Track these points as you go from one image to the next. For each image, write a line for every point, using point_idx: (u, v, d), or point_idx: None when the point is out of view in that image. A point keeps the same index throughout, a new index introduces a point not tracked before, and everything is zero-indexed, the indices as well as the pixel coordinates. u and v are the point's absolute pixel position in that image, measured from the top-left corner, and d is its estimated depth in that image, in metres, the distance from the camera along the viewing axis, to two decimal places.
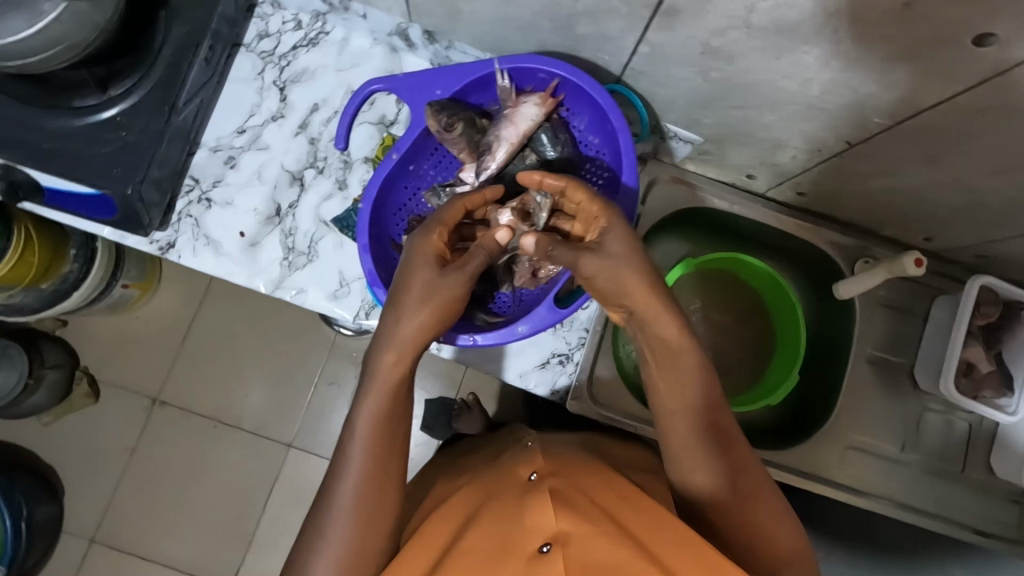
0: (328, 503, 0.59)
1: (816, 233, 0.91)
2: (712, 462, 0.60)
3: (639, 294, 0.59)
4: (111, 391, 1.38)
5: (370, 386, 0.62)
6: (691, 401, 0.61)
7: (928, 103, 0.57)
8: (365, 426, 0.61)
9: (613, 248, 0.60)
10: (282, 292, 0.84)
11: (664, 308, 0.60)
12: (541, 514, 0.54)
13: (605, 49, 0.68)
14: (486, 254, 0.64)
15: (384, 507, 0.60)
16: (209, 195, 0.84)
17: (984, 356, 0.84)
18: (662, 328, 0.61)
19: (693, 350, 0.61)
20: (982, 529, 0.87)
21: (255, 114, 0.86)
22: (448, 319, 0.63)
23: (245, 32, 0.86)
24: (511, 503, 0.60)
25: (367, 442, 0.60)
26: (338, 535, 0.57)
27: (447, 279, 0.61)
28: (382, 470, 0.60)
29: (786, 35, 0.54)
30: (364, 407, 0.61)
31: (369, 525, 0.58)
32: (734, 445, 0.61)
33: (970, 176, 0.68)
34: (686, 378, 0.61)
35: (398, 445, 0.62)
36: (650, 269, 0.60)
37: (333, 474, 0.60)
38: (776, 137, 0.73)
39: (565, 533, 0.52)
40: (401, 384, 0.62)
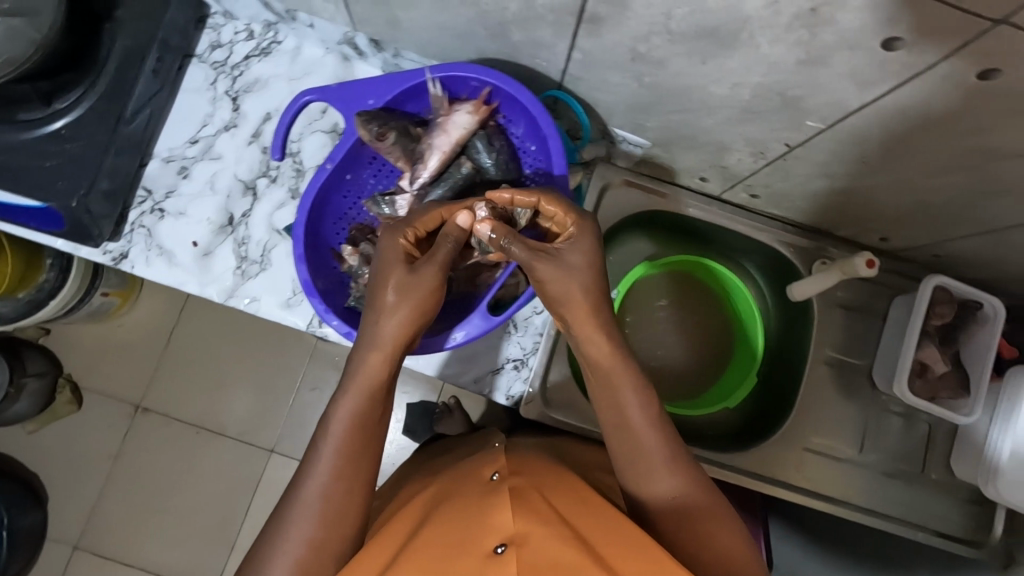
0: (291, 498, 0.57)
1: (776, 233, 0.91)
2: (660, 475, 0.59)
3: (579, 309, 0.61)
4: (93, 398, 1.39)
5: (348, 382, 0.61)
6: (631, 419, 0.61)
7: (854, 106, 0.57)
8: (342, 421, 0.59)
9: (569, 260, 0.61)
10: (236, 301, 0.84)
11: (597, 326, 0.62)
12: (501, 514, 0.53)
13: (541, 56, 0.68)
14: (452, 243, 0.63)
15: (352, 504, 0.57)
16: (162, 205, 0.84)
17: (938, 357, 0.84)
18: (595, 347, 0.62)
19: (627, 368, 0.62)
20: (944, 532, 0.87)
21: (207, 124, 0.86)
22: (426, 316, 0.63)
23: (197, 43, 0.86)
24: (469, 500, 0.58)
25: (342, 439, 0.58)
26: (301, 533, 0.54)
27: (422, 273, 0.61)
28: (355, 466, 0.58)
29: (705, 40, 0.54)
30: (341, 403, 0.60)
31: (336, 520, 0.56)
32: (681, 458, 0.60)
33: (910, 177, 0.67)
34: (621, 397, 0.61)
35: (375, 443, 0.61)
36: (597, 287, 0.62)
37: (304, 468, 0.58)
38: (720, 141, 0.73)
39: (521, 534, 0.50)
40: (381, 382, 0.61)
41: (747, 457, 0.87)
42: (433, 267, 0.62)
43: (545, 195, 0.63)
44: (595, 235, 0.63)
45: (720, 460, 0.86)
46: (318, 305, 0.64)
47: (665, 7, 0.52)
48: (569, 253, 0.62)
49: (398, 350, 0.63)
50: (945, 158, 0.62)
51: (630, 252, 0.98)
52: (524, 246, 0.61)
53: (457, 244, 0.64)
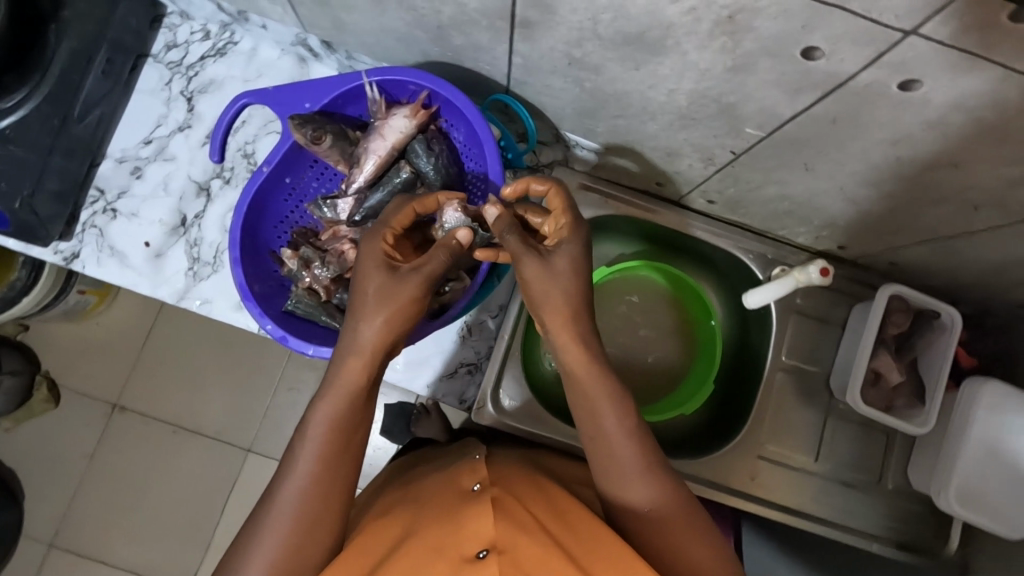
0: (268, 502, 0.57)
1: (738, 238, 0.90)
2: (636, 484, 0.58)
3: (556, 317, 0.60)
4: (70, 396, 1.39)
5: (328, 388, 0.60)
6: (608, 429, 0.59)
7: (788, 114, 0.57)
8: (320, 427, 0.58)
9: (559, 265, 0.60)
10: (187, 303, 0.84)
11: (575, 334, 0.61)
12: (482, 520, 0.54)
13: (484, 60, 0.68)
14: (446, 255, 0.61)
15: (330, 506, 0.57)
16: (114, 206, 0.84)
17: (893, 366, 0.83)
18: (567, 352, 0.61)
19: (601, 376, 0.60)
20: (903, 543, 0.86)
21: (161, 124, 0.86)
22: (409, 322, 0.61)
23: (153, 43, 0.86)
24: (449, 506, 0.59)
25: (319, 443, 0.58)
26: (275, 537, 0.54)
27: (404, 282, 0.59)
28: (332, 472, 0.58)
29: (634, 46, 0.54)
30: (319, 409, 0.59)
31: (314, 526, 0.56)
32: (658, 466, 0.59)
33: (856, 185, 0.67)
34: (596, 408, 0.59)
35: (355, 445, 0.60)
36: (583, 294, 0.61)
37: (284, 472, 0.58)
38: (669, 147, 0.73)
39: (503, 540, 0.52)
40: (361, 389, 0.60)
41: (704, 464, 0.86)
42: (418, 279, 0.59)
43: (555, 185, 0.62)
44: (586, 237, 0.62)
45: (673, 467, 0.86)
46: (252, 308, 0.64)
47: (590, 12, 0.51)
48: (560, 256, 0.61)
49: (380, 356, 0.61)
50: (884, 168, 0.62)
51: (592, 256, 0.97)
52: (519, 236, 0.61)
53: (450, 257, 0.61)
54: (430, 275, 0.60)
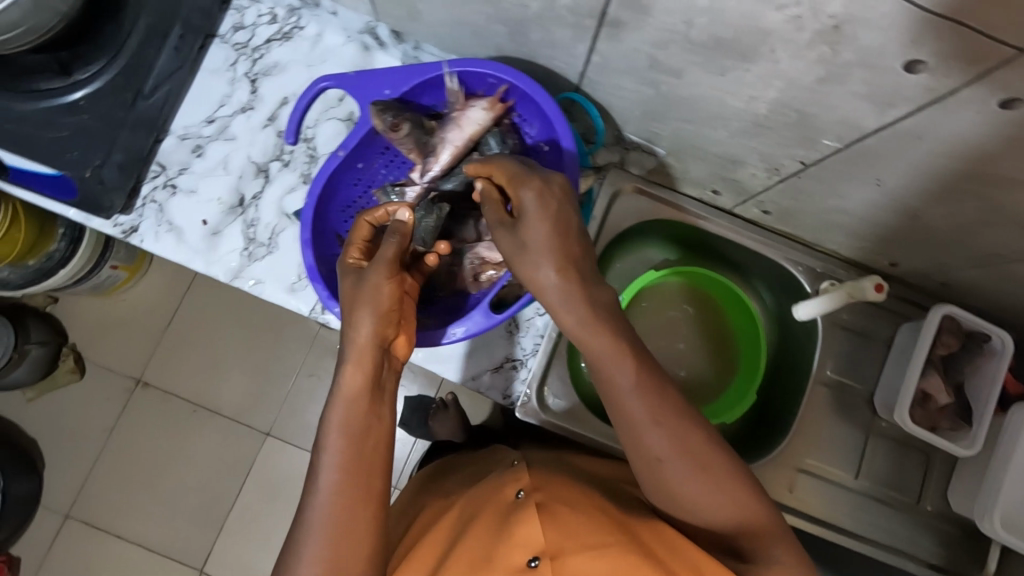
0: (300, 518, 0.56)
1: (790, 250, 0.90)
2: (654, 440, 0.56)
3: (542, 279, 0.57)
4: (96, 369, 1.40)
5: (334, 396, 0.60)
6: (614, 385, 0.57)
7: (871, 127, 0.57)
8: (337, 436, 0.58)
9: (530, 229, 0.58)
10: (241, 283, 0.84)
11: (568, 288, 0.57)
12: (530, 528, 0.56)
13: (559, 57, 0.68)
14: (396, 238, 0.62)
15: (364, 508, 0.57)
16: (174, 181, 0.85)
17: (942, 388, 0.83)
18: (563, 314, 0.58)
19: (598, 334, 0.57)
20: (937, 565, 0.86)
21: (225, 104, 0.87)
22: (393, 308, 0.61)
23: (221, 24, 0.87)
24: (493, 520, 0.61)
25: (339, 452, 0.57)
26: (314, 550, 0.54)
27: (367, 280, 0.61)
28: (360, 477, 0.57)
29: (724, 52, 0.54)
30: (331, 418, 0.59)
31: (349, 533, 0.56)
32: (671, 412, 0.57)
33: (922, 202, 0.67)
34: (600, 369, 0.58)
35: (377, 446, 0.59)
36: (560, 247, 0.57)
37: (310, 487, 0.57)
38: (733, 154, 0.73)
39: (553, 546, 0.55)
40: (365, 389, 0.60)
41: None
42: (377, 269, 0.62)
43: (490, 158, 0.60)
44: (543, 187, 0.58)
45: None
46: (321, 291, 0.65)
47: (685, 15, 0.52)
48: (526, 219, 0.58)
49: (378, 354, 0.61)
50: (954, 186, 0.62)
51: (634, 260, 0.98)
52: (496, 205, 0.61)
53: (402, 239, 0.62)
54: (389, 259, 0.62)
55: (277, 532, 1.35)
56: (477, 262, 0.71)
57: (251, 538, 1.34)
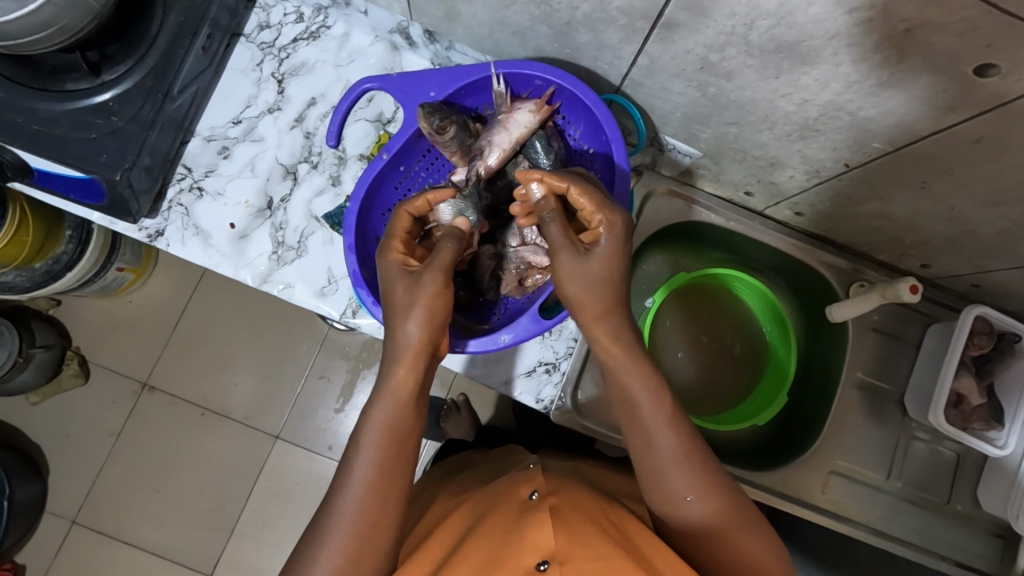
0: (328, 506, 0.56)
1: (820, 253, 0.90)
2: (678, 474, 0.58)
3: (589, 309, 0.60)
4: (101, 373, 1.37)
5: (381, 393, 0.60)
6: (646, 420, 0.59)
7: (925, 131, 0.57)
8: (377, 432, 0.58)
9: (594, 266, 0.59)
10: (269, 287, 0.83)
11: (610, 326, 0.61)
12: (541, 532, 0.55)
13: (604, 59, 0.67)
14: (454, 241, 0.61)
15: (386, 509, 0.56)
16: (201, 184, 0.83)
17: (974, 388, 0.83)
18: (602, 342, 0.61)
19: (642, 366, 0.61)
20: (962, 562, 0.87)
21: (251, 105, 0.85)
22: (444, 314, 0.60)
23: (246, 22, 0.85)
24: (507, 518, 0.60)
25: (377, 450, 0.57)
26: (335, 543, 0.54)
27: (422, 282, 0.59)
28: (389, 476, 0.57)
29: (783, 54, 0.54)
30: (373, 415, 0.59)
31: (373, 532, 0.56)
32: (698, 454, 0.59)
33: (965, 206, 0.68)
34: (636, 397, 0.60)
35: (410, 449, 0.60)
36: (613, 289, 0.60)
37: (340, 479, 0.57)
38: (772, 156, 0.72)
39: (562, 551, 0.53)
40: (412, 393, 0.60)
41: (774, 476, 0.87)
42: (433, 274, 0.59)
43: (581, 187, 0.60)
44: (626, 230, 0.60)
45: (748, 477, 0.86)
46: (366, 297, 0.65)
47: (747, 18, 0.51)
48: (597, 256, 0.59)
49: (425, 355, 0.61)
50: (1002, 190, 0.62)
51: (662, 263, 0.97)
52: (562, 226, 0.60)
53: (457, 243, 0.61)
54: (444, 264, 0.60)
55: (288, 535, 1.33)
56: (523, 269, 0.72)
57: (262, 542, 1.33)
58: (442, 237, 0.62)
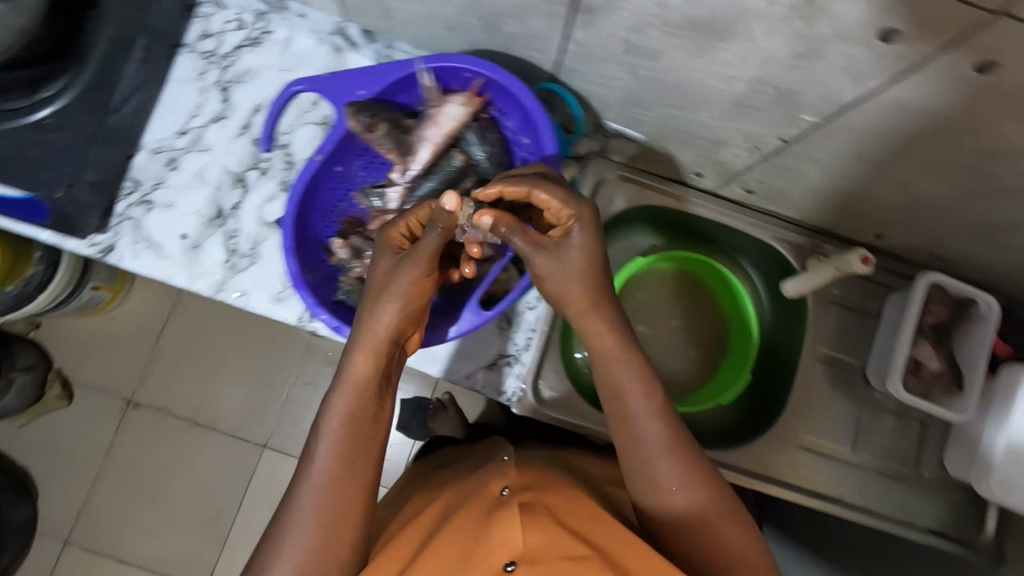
0: (292, 498, 0.57)
1: (777, 230, 0.90)
2: (663, 463, 0.58)
3: (578, 304, 0.60)
4: (85, 392, 1.37)
5: (342, 381, 0.60)
6: (632, 413, 0.60)
7: (850, 100, 0.57)
8: (336, 420, 0.58)
9: (571, 260, 0.59)
10: (225, 295, 0.83)
11: (601, 320, 0.60)
12: (510, 530, 0.55)
13: (536, 47, 0.67)
14: (442, 231, 0.60)
15: (350, 504, 0.57)
16: (150, 197, 0.83)
17: (932, 354, 0.84)
18: (596, 337, 0.61)
19: (630, 361, 0.60)
20: (935, 529, 0.87)
21: (197, 114, 0.85)
22: (418, 305, 0.61)
23: (187, 32, 0.85)
24: (477, 514, 0.60)
25: (338, 439, 0.57)
26: (300, 535, 0.55)
27: (403, 270, 0.60)
28: (354, 470, 0.57)
29: (700, 32, 0.54)
30: (333, 404, 0.59)
31: (337, 524, 0.56)
32: (682, 446, 0.59)
33: (903, 174, 0.68)
34: (624, 390, 0.60)
35: (374, 440, 0.60)
36: (598, 282, 0.60)
37: (304, 469, 0.58)
38: (715, 135, 0.72)
39: (532, 552, 0.54)
40: (374, 379, 0.60)
41: (742, 455, 0.86)
42: (418, 260, 0.60)
43: (536, 184, 0.58)
44: (596, 222, 0.59)
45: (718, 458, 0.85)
46: (307, 299, 0.63)
47: None
48: (571, 250, 0.60)
49: (388, 346, 0.61)
50: (935, 156, 0.62)
51: (626, 248, 0.96)
52: (523, 233, 0.60)
53: (446, 233, 0.60)
54: (429, 253, 0.60)
55: None
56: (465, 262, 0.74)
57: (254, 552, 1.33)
58: (432, 221, 0.60)
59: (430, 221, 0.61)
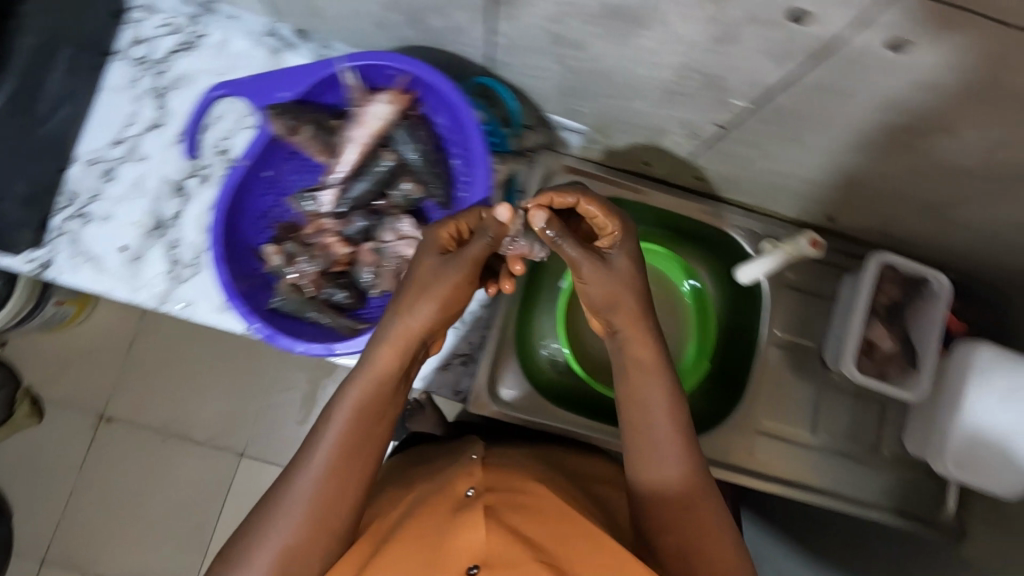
0: (285, 483, 0.55)
1: (728, 216, 0.90)
2: (676, 476, 0.58)
3: (625, 314, 0.62)
4: (56, 409, 1.35)
5: (358, 373, 0.58)
6: (656, 418, 0.60)
7: (774, 84, 0.56)
8: (347, 409, 0.57)
9: (617, 267, 0.63)
10: (169, 307, 0.81)
11: (638, 329, 0.62)
12: (471, 533, 0.51)
13: (464, 41, 0.66)
14: (492, 237, 0.61)
15: (336, 502, 0.55)
16: (87, 210, 0.81)
17: (883, 335, 0.84)
18: (631, 345, 0.62)
19: (661, 372, 0.61)
20: (901, 509, 0.87)
21: (131, 123, 0.83)
22: (449, 309, 0.61)
23: (118, 39, 0.83)
24: (438, 516, 0.56)
25: (344, 433, 0.56)
26: (287, 524, 0.53)
27: (449, 270, 0.60)
28: (350, 469, 0.56)
29: (618, 19, 0.53)
30: (346, 395, 0.58)
31: (322, 517, 0.54)
32: (695, 466, 0.59)
33: (839, 155, 0.67)
34: (651, 395, 0.60)
35: (376, 443, 0.58)
36: (641, 296, 0.63)
37: (302, 455, 0.56)
38: (654, 124, 0.72)
39: (494, 556, 0.50)
40: (391, 378, 0.58)
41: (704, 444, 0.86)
42: (464, 264, 0.60)
43: (588, 196, 0.62)
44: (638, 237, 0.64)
45: None
46: (238, 308, 0.60)
47: None
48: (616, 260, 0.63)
49: (411, 347, 0.60)
50: (866, 137, 0.62)
51: None
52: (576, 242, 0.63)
53: (497, 240, 0.61)
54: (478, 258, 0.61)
55: None
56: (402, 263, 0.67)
57: None
58: (484, 226, 0.62)
59: (480, 225, 0.62)
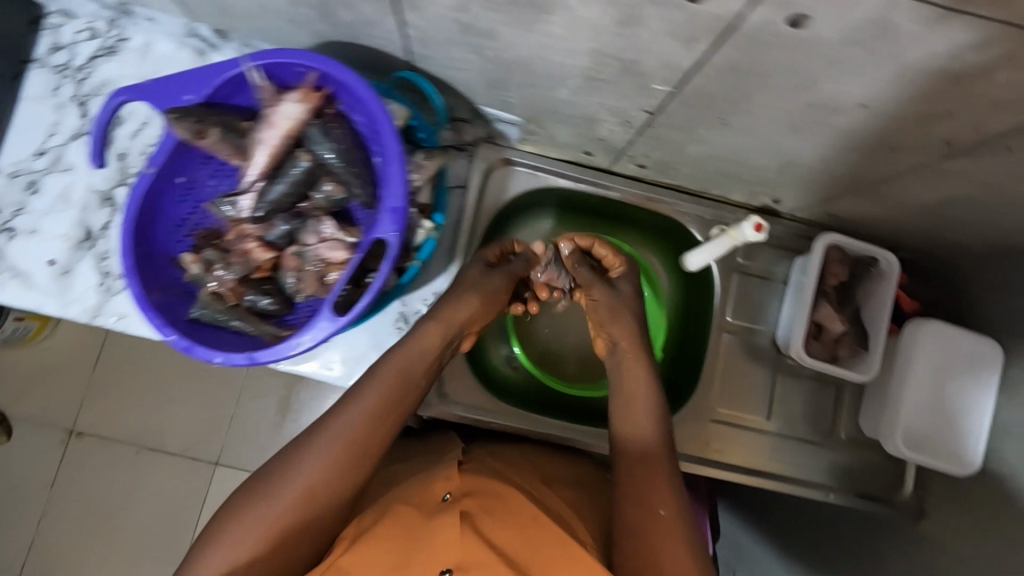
0: (320, 425, 0.61)
1: (674, 203, 0.88)
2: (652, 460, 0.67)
3: (621, 329, 0.76)
4: (26, 427, 1.23)
5: (401, 349, 0.68)
6: (644, 406, 0.70)
7: (687, 65, 0.54)
8: (387, 374, 0.65)
9: (618, 289, 0.80)
10: (103, 321, 0.79)
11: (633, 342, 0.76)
12: (448, 538, 0.55)
13: (378, 35, 0.64)
14: (527, 261, 0.81)
15: (351, 462, 0.60)
16: (12, 224, 0.79)
17: (833, 317, 0.82)
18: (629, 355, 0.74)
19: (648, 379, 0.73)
20: (863, 492, 0.86)
21: (54, 133, 0.81)
22: (483, 311, 0.74)
23: (35, 46, 0.80)
24: (414, 514, 0.59)
25: (378, 395, 0.64)
26: (314, 459, 0.59)
27: (494, 277, 0.76)
28: (374, 433, 0.62)
29: (521, 5, 0.51)
30: (388, 361, 0.66)
31: (342, 463, 0.60)
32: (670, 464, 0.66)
33: (771, 136, 0.66)
34: (640, 390, 0.72)
35: (396, 421, 0.64)
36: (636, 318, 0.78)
37: (338, 406, 0.63)
38: (585, 112, 0.70)
39: (468, 562, 0.54)
40: (428, 361, 0.68)
41: None
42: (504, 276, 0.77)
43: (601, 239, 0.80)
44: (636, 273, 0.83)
45: None
46: (151, 319, 0.60)
47: None
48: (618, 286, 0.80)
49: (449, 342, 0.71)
50: (793, 117, 0.60)
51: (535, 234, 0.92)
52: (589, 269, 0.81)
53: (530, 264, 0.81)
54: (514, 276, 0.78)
55: None
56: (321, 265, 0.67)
57: None
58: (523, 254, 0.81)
59: (521, 253, 0.81)
